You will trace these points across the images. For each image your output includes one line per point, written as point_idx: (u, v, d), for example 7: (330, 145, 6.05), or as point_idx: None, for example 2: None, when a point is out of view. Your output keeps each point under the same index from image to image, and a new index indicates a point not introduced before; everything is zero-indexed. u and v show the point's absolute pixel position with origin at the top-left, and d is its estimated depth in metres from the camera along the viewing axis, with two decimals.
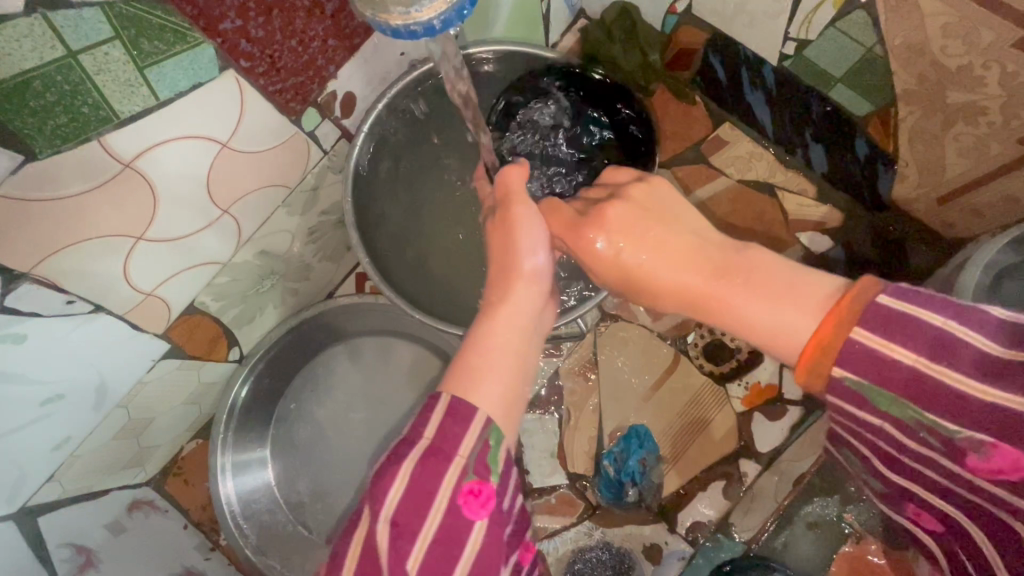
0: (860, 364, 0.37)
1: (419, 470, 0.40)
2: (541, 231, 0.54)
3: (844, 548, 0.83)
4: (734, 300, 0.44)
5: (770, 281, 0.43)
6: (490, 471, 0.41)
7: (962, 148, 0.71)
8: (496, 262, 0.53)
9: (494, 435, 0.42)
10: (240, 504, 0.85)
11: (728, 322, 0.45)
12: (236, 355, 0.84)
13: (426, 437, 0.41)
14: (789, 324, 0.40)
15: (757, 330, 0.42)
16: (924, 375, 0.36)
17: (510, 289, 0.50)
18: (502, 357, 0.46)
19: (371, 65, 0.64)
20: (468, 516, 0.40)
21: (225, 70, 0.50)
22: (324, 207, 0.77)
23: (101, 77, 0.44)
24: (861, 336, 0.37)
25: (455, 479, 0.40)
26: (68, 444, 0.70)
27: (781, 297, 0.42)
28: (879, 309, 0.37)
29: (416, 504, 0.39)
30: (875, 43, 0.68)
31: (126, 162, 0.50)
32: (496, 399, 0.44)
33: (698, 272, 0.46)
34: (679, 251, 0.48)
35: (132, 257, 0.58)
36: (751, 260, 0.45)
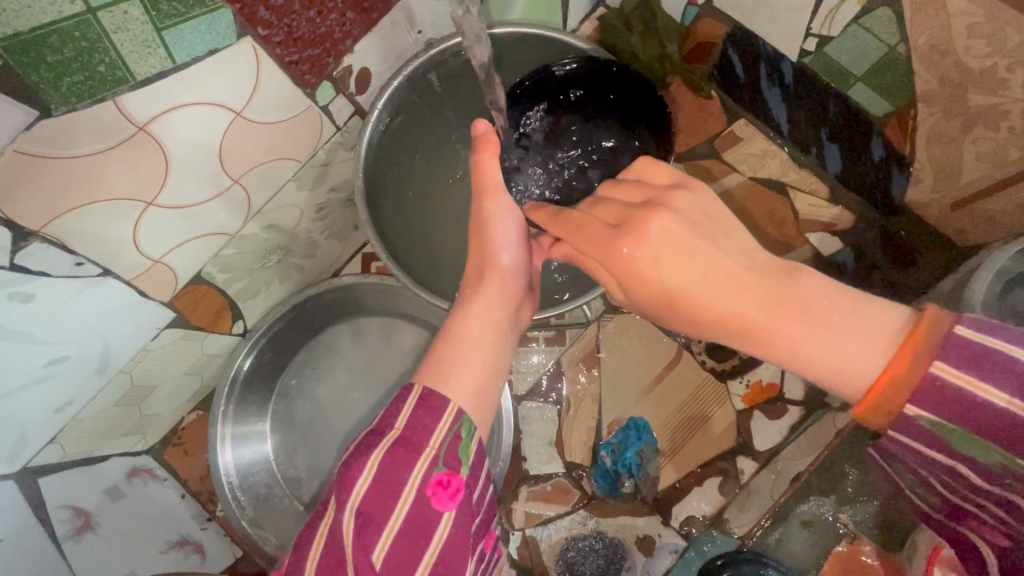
0: (939, 401, 0.39)
1: (388, 460, 0.45)
2: (512, 228, 0.58)
3: (838, 548, 0.82)
4: (796, 336, 0.43)
5: (829, 313, 0.43)
6: (459, 464, 0.47)
7: (981, 153, 0.70)
8: (473, 254, 0.58)
9: (465, 427, 0.48)
10: (237, 476, 0.86)
11: (785, 355, 0.45)
12: (240, 328, 0.85)
13: (396, 429, 0.46)
14: (860, 360, 0.41)
15: (822, 366, 0.43)
16: (1018, 417, 0.37)
17: (483, 283, 0.56)
18: (472, 351, 0.51)
19: (388, 40, 0.63)
20: (438, 505, 0.45)
21: (242, 37, 0.50)
22: (334, 184, 0.77)
23: (119, 36, 0.43)
24: (943, 373, 0.38)
25: (424, 472, 0.45)
26: (70, 408, 0.70)
27: (845, 331, 0.42)
28: (969, 346, 0.38)
29: (385, 492, 0.44)
30: (899, 41, 0.67)
31: (140, 125, 0.50)
32: (467, 391, 0.50)
33: (754, 303, 0.45)
34: (729, 281, 0.45)
35: (142, 222, 0.58)
36: (803, 287, 0.44)
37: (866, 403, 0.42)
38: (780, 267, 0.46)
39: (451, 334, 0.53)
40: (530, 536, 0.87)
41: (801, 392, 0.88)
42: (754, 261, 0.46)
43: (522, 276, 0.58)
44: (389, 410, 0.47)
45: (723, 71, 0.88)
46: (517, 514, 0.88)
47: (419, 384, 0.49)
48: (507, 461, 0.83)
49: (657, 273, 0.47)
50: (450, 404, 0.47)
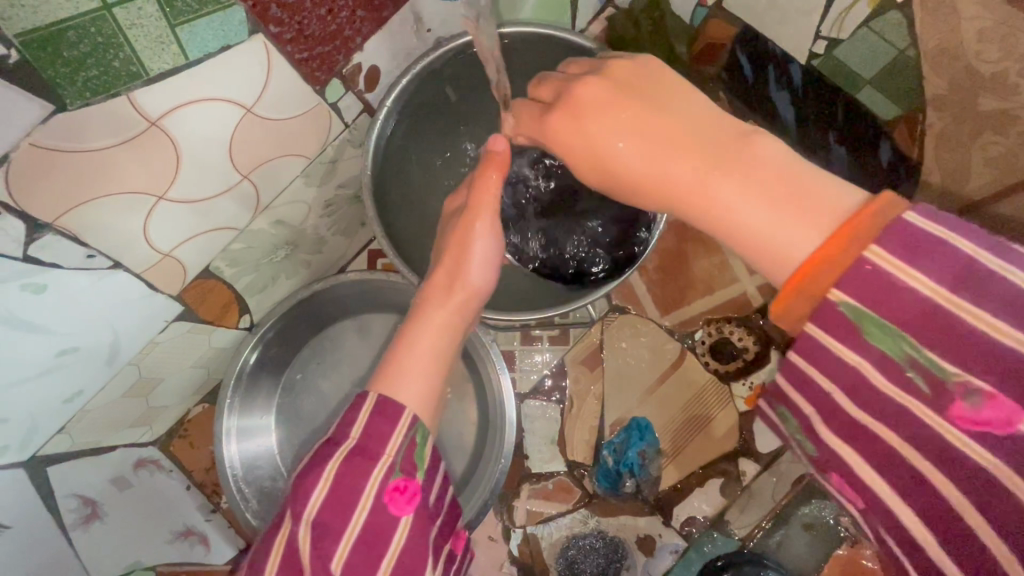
0: (860, 285, 0.33)
1: (344, 468, 0.45)
2: (490, 252, 0.61)
3: (838, 552, 0.83)
4: (723, 197, 0.42)
5: (770, 184, 0.40)
6: (416, 469, 0.47)
7: (989, 158, 0.70)
8: (445, 266, 0.60)
9: (420, 433, 0.48)
10: (242, 468, 0.86)
11: (713, 220, 0.42)
12: (247, 323, 0.86)
13: (351, 437, 0.46)
14: (795, 232, 0.37)
15: (750, 236, 0.40)
16: (938, 309, 0.32)
17: (450, 300, 0.58)
18: (424, 365, 0.53)
19: (397, 39, 0.64)
20: (394, 510, 0.45)
21: (254, 34, 0.50)
22: (341, 181, 0.78)
23: (133, 32, 0.44)
24: (875, 258, 0.33)
25: (379, 480, 0.45)
26: (79, 398, 0.71)
27: (785, 201, 0.39)
28: (908, 230, 0.32)
29: (339, 503, 0.44)
30: (909, 45, 0.67)
31: (153, 120, 0.51)
32: (426, 404, 0.51)
33: (686, 161, 0.45)
34: (666, 138, 0.46)
35: (153, 216, 0.58)
36: (754, 160, 0.42)
37: (788, 288, 0.37)
38: (745, 140, 0.43)
39: (415, 345, 0.54)
40: (531, 533, 0.88)
41: None
42: (716, 132, 0.45)
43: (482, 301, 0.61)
44: (344, 420, 0.47)
45: (731, 72, 0.88)
46: (519, 511, 0.88)
47: (374, 392, 0.49)
48: (509, 459, 0.83)
49: (608, 139, 0.49)
50: (404, 412, 0.47)
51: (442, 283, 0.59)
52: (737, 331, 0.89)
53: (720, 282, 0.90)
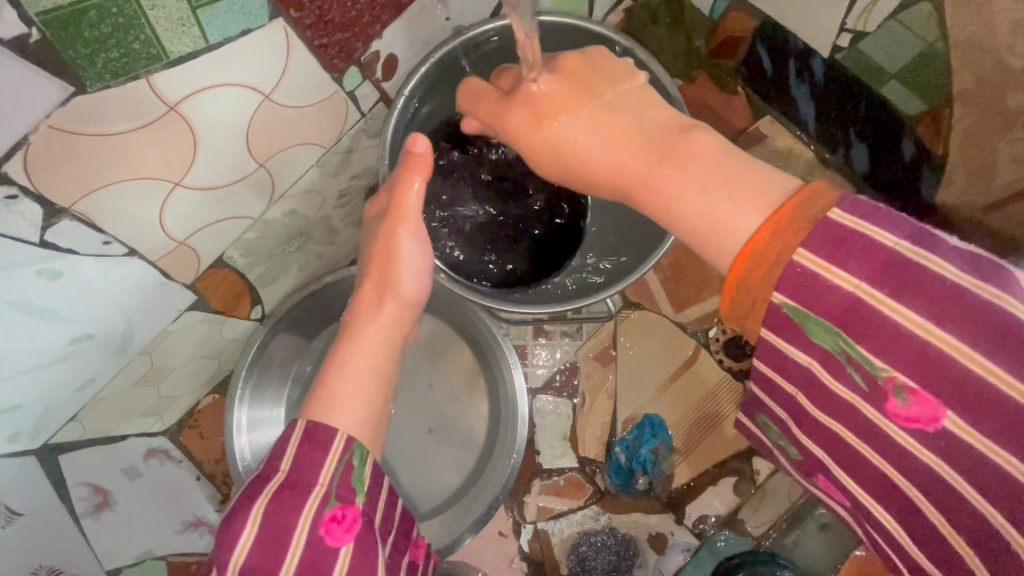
0: (793, 285, 0.38)
1: (273, 505, 0.44)
2: (418, 255, 0.64)
3: (855, 552, 0.83)
4: (674, 193, 0.46)
5: (712, 173, 0.44)
6: (354, 494, 0.46)
7: (1017, 154, 0.69)
8: (377, 273, 0.63)
9: (356, 455, 0.48)
10: (253, 459, 0.86)
11: (666, 214, 0.47)
12: (258, 314, 0.85)
13: (280, 473, 0.45)
14: (735, 219, 0.41)
15: (694, 221, 0.44)
16: (863, 302, 0.37)
17: (383, 305, 0.62)
18: (360, 370, 0.55)
19: (416, 27, 0.63)
20: (332, 542, 0.43)
21: (275, 18, 0.50)
22: (356, 171, 0.77)
23: (155, 13, 0.43)
24: (803, 260, 0.38)
25: (315, 510, 0.44)
26: (92, 386, 0.71)
27: (726, 189, 0.43)
28: (832, 232, 0.37)
29: (270, 542, 0.43)
30: (938, 37, 0.65)
31: (171, 105, 0.50)
32: (363, 421, 0.52)
33: (642, 161, 0.49)
34: (624, 141, 0.51)
35: (169, 203, 0.58)
36: (699, 151, 0.46)
37: (731, 281, 0.41)
38: (696, 132, 0.48)
39: (354, 362, 0.56)
40: (542, 529, 0.87)
41: None
42: (666, 131, 0.49)
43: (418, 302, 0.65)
44: (275, 453, 0.47)
45: (749, 66, 0.87)
46: (529, 507, 0.87)
47: (302, 419, 0.49)
48: (521, 455, 0.82)
49: (563, 136, 0.53)
50: (337, 435, 0.48)
51: (371, 298, 0.62)
52: None
53: None
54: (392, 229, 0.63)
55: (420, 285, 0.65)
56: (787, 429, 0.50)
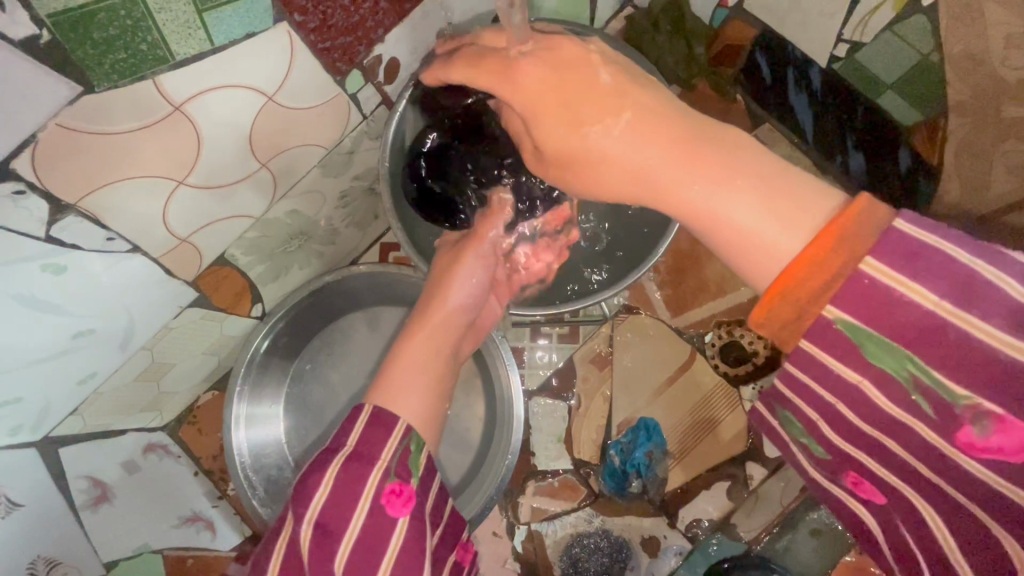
0: (861, 298, 0.37)
1: (342, 473, 0.47)
2: (468, 275, 0.69)
3: (847, 558, 0.83)
4: (720, 203, 0.45)
5: (755, 186, 0.44)
6: (410, 474, 0.49)
7: (1012, 165, 0.70)
8: (427, 297, 0.68)
9: (414, 442, 0.51)
10: (250, 456, 0.87)
11: (709, 220, 0.46)
12: (258, 311, 0.86)
13: (347, 446, 0.49)
14: (778, 236, 0.42)
15: (741, 236, 0.44)
16: (944, 321, 0.35)
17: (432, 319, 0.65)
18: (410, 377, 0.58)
19: (419, 32, 0.64)
20: (391, 512, 0.47)
21: (279, 22, 0.51)
22: (357, 172, 0.78)
23: (162, 16, 0.44)
24: (872, 269, 0.36)
25: (375, 483, 0.47)
26: (93, 380, 0.72)
27: (773, 206, 0.43)
28: (907, 244, 0.36)
29: (338, 507, 0.46)
30: (933, 49, 0.66)
31: (177, 105, 0.51)
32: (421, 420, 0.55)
33: (675, 164, 0.47)
34: (662, 140, 0.48)
35: (172, 201, 0.59)
36: (731, 162, 0.46)
37: (770, 296, 0.41)
38: (714, 135, 0.47)
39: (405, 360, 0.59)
40: (535, 530, 0.88)
41: None
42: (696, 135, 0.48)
43: (465, 314, 0.67)
44: (341, 430, 0.50)
45: (749, 75, 0.88)
46: (524, 509, 0.88)
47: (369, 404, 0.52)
48: (516, 456, 0.83)
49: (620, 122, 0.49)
50: (398, 421, 0.51)
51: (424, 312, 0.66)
52: (746, 334, 0.89)
53: (731, 284, 0.89)
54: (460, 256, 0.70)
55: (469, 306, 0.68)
56: (815, 428, 0.43)
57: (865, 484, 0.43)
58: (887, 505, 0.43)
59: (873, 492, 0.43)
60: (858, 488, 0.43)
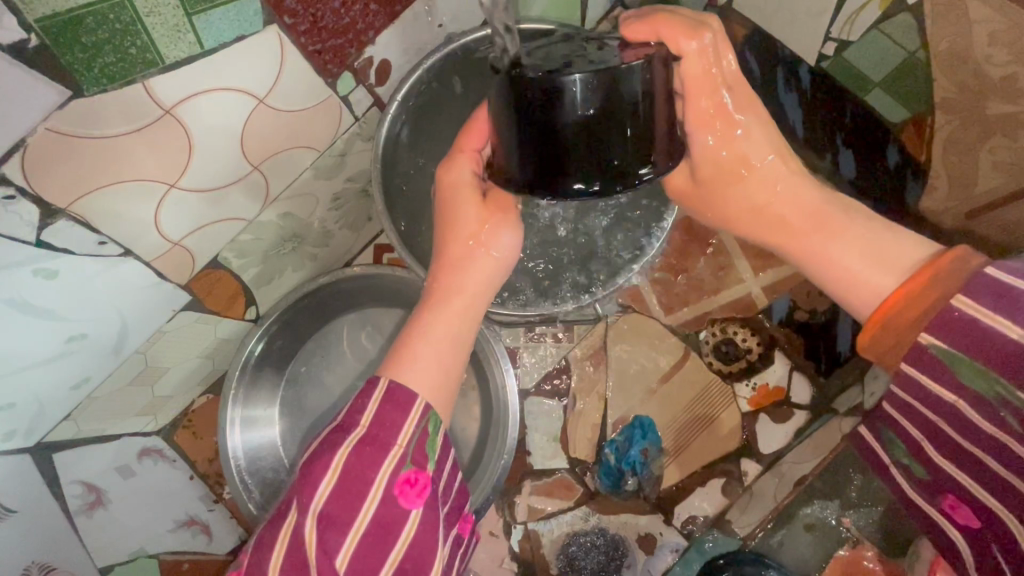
0: (954, 329, 0.41)
1: (355, 457, 0.46)
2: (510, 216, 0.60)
3: (839, 552, 0.83)
4: (828, 249, 0.53)
5: (864, 237, 0.51)
6: (427, 460, 0.49)
7: (998, 162, 0.70)
8: (458, 229, 0.59)
9: (431, 423, 0.50)
10: (246, 458, 0.87)
11: (816, 262, 0.54)
12: (252, 314, 0.86)
13: (361, 426, 0.48)
14: (875, 277, 0.49)
15: (839, 275, 0.51)
16: None
17: (468, 266, 0.59)
18: (423, 361, 0.53)
19: (409, 34, 0.64)
20: (405, 503, 0.47)
21: (270, 25, 0.51)
22: (350, 174, 0.78)
23: (151, 20, 0.44)
24: (965, 306, 0.41)
25: (392, 470, 0.47)
26: (87, 385, 0.71)
27: (874, 254, 0.50)
28: (997, 284, 0.40)
29: (349, 492, 0.46)
30: (919, 47, 0.67)
31: (167, 109, 0.51)
32: (439, 389, 0.53)
33: (798, 217, 0.57)
34: (788, 200, 0.58)
35: (164, 205, 0.59)
36: (848, 220, 0.53)
37: (872, 322, 0.47)
38: (839, 201, 0.56)
39: (433, 327, 0.56)
40: (531, 530, 0.88)
41: (806, 396, 0.88)
42: (816, 198, 0.57)
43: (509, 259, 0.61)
44: (354, 408, 0.49)
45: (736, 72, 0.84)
46: (520, 508, 0.88)
47: (385, 378, 0.51)
48: (512, 455, 0.83)
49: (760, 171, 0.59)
50: (416, 401, 0.50)
51: (456, 254, 0.59)
52: (740, 332, 0.89)
53: (725, 282, 0.89)
54: (506, 203, 0.59)
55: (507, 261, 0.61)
56: (917, 446, 0.49)
57: (962, 508, 0.48)
58: (983, 530, 0.48)
59: (969, 516, 0.48)
60: (955, 513, 0.49)
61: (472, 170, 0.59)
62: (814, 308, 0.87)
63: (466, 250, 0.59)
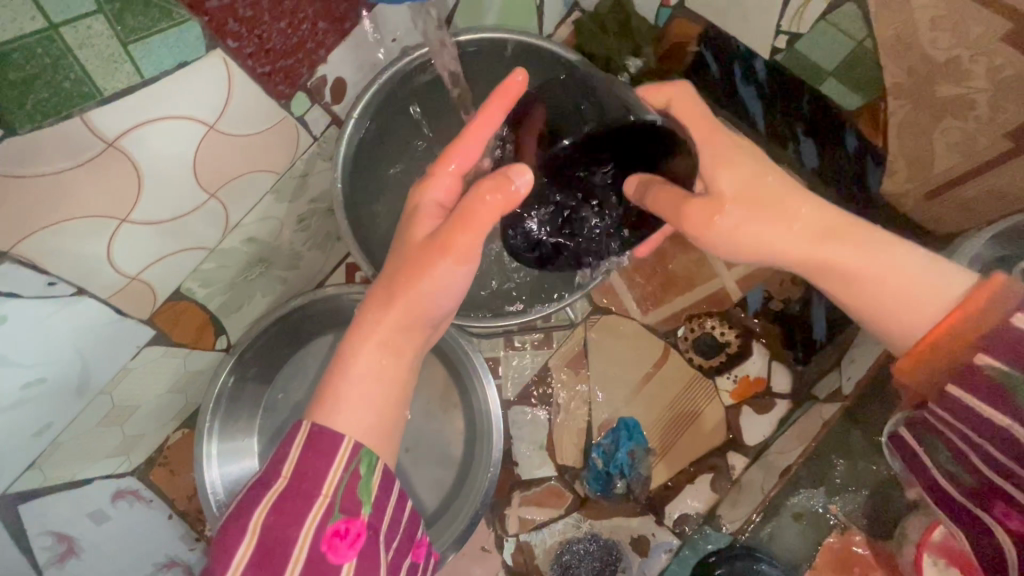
0: (1004, 351, 0.43)
1: (278, 508, 0.45)
2: (451, 276, 0.56)
3: (829, 540, 0.82)
4: (889, 289, 0.51)
5: (914, 268, 0.51)
6: (359, 506, 0.48)
7: (951, 143, 0.70)
8: (396, 279, 0.55)
9: (362, 465, 0.49)
10: (225, 491, 0.84)
11: (880, 302, 0.52)
12: (223, 343, 0.84)
13: (283, 479, 0.46)
14: (937, 310, 0.49)
15: (912, 313, 0.50)
16: None
17: (394, 317, 0.55)
18: (356, 394, 0.52)
19: (361, 51, 0.64)
20: (335, 558, 0.45)
21: (213, 49, 0.50)
22: (313, 194, 0.76)
23: (83, 52, 0.43)
24: (1019, 322, 0.42)
25: (317, 523, 0.45)
26: (49, 431, 0.69)
27: (929, 285, 0.50)
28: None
29: (270, 555, 0.43)
30: (866, 36, 0.67)
31: (109, 141, 0.49)
32: (371, 426, 0.52)
33: (845, 251, 0.53)
34: (826, 232, 0.53)
35: (116, 239, 0.57)
36: (890, 253, 0.52)
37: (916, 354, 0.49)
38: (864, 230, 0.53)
39: (359, 361, 0.54)
40: (524, 542, 0.87)
41: (787, 385, 0.88)
42: (846, 229, 0.53)
43: (434, 318, 0.58)
44: (277, 459, 0.48)
45: (698, 71, 0.90)
46: (511, 519, 0.87)
47: (309, 421, 0.50)
48: (498, 468, 0.82)
49: (790, 202, 0.54)
50: (342, 444, 0.49)
51: (391, 298, 0.55)
52: (719, 325, 0.90)
53: (699, 276, 0.90)
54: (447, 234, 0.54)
55: (441, 302, 0.57)
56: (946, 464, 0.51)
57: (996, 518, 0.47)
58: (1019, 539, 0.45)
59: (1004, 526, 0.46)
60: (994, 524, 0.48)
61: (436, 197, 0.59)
62: (787, 297, 0.88)
63: (394, 301, 0.55)
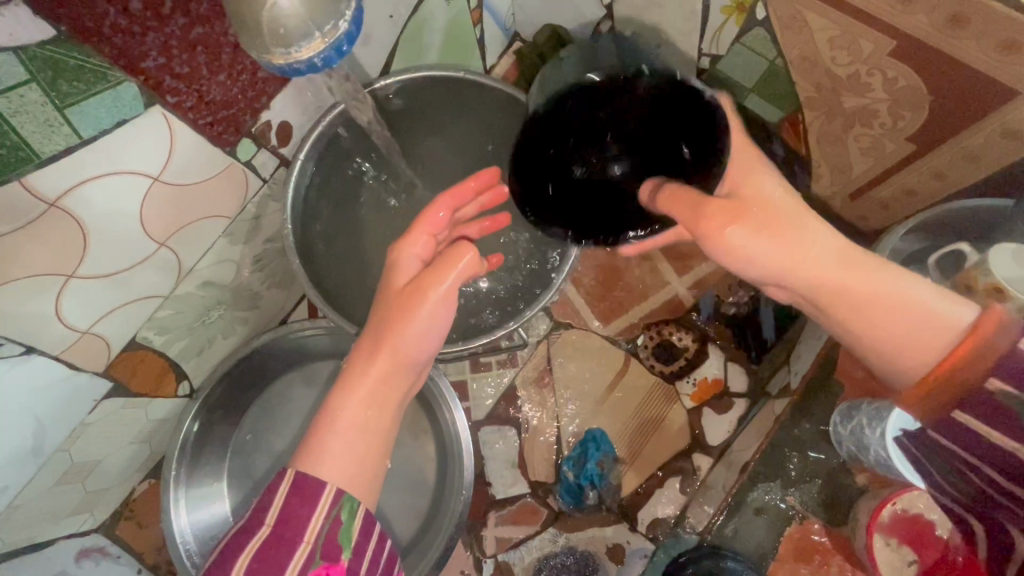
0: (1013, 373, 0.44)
1: (261, 554, 0.46)
2: (438, 320, 0.59)
3: (790, 530, 0.85)
4: (885, 320, 0.50)
5: (918, 300, 0.49)
6: (340, 551, 0.48)
7: (864, 148, 0.76)
8: (382, 324, 0.58)
9: (344, 510, 0.50)
10: (195, 540, 0.83)
11: (868, 328, 0.51)
12: (186, 389, 0.83)
13: (267, 525, 0.48)
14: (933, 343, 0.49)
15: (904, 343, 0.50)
16: None
17: (383, 365, 0.57)
18: (336, 440, 0.54)
19: (303, 97, 0.65)
20: None
21: (151, 106, 0.51)
22: (269, 234, 0.77)
23: (19, 119, 0.44)
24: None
25: (300, 567, 0.46)
26: (5, 495, 0.67)
27: (927, 320, 0.49)
28: None
29: None
30: (776, 56, 0.73)
31: (51, 202, 0.50)
32: (355, 476, 0.53)
33: (847, 278, 0.51)
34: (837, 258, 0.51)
35: (63, 296, 0.57)
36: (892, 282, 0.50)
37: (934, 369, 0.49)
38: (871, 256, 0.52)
39: (340, 410, 0.55)
40: (503, 561, 0.87)
41: (744, 384, 0.92)
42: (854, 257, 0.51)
43: (421, 365, 0.61)
44: (261, 505, 0.49)
45: None
46: (488, 540, 0.88)
47: (293, 469, 0.51)
48: (470, 491, 0.82)
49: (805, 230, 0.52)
50: (324, 489, 0.50)
51: (375, 341, 0.58)
52: (677, 331, 0.93)
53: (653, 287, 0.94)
54: (422, 287, 0.58)
55: (426, 347, 0.59)
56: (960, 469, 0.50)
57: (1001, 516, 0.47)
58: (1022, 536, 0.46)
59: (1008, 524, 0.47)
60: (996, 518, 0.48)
61: (414, 254, 0.61)
62: (737, 299, 0.92)
63: (384, 343, 0.57)
